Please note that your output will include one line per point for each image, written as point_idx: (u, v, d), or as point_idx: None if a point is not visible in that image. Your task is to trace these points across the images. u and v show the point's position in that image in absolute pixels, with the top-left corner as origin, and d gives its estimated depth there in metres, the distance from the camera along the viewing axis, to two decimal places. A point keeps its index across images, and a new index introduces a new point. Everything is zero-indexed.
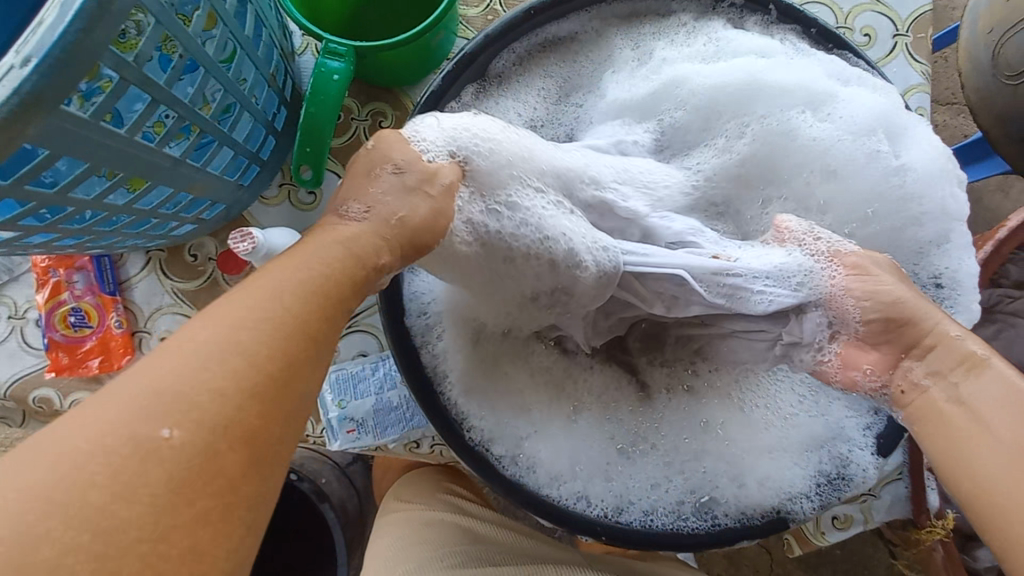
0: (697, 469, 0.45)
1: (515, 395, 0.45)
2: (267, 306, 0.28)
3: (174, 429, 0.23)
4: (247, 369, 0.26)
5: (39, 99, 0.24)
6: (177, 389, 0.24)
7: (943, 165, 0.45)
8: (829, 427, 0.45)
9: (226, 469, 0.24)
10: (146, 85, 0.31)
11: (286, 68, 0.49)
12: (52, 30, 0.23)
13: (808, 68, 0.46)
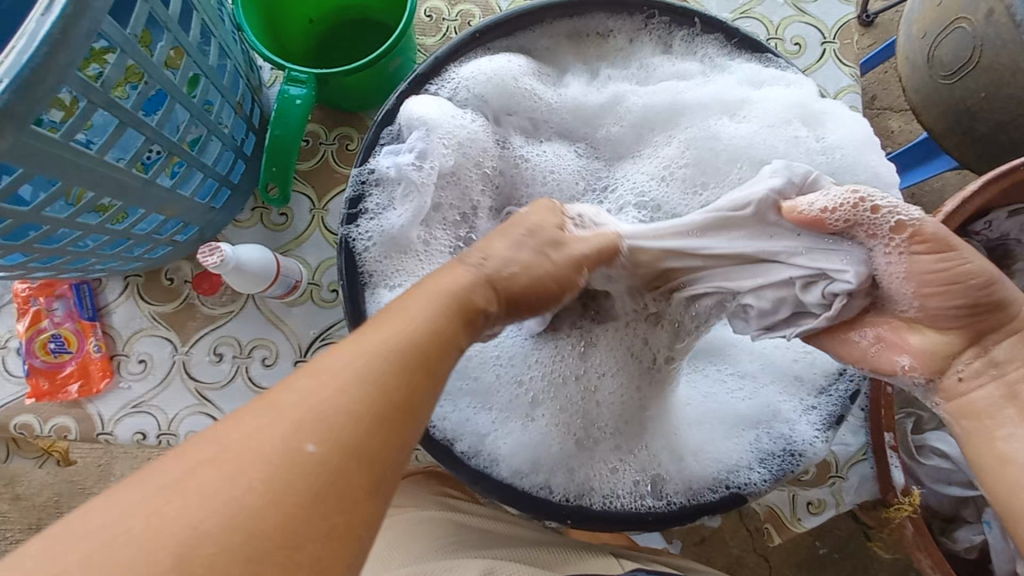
0: (645, 448, 0.46)
1: (479, 388, 0.47)
2: (394, 343, 0.27)
3: (318, 446, 0.23)
4: (377, 396, 0.25)
5: (9, 112, 0.27)
6: (312, 416, 0.24)
7: (863, 138, 0.49)
8: (762, 407, 0.47)
9: (351, 490, 0.23)
10: (113, 108, 0.34)
11: (253, 97, 0.53)
12: (21, 54, 0.26)
13: (722, 81, 0.52)
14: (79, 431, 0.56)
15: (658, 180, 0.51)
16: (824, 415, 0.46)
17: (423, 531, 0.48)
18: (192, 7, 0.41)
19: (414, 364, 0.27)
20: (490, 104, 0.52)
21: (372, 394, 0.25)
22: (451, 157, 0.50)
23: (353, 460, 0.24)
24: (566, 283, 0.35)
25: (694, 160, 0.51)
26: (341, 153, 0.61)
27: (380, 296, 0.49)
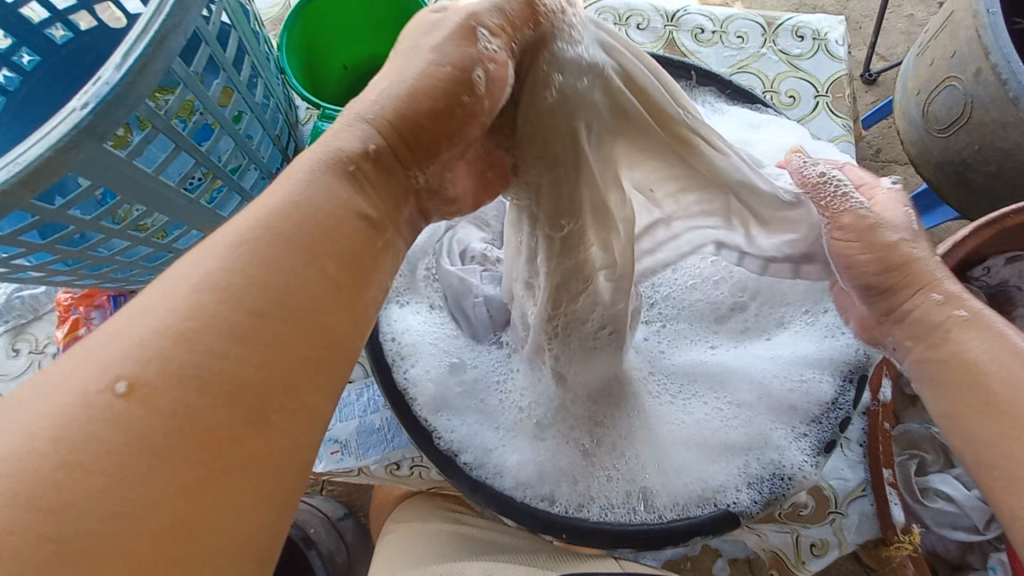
0: (635, 458, 0.49)
1: (487, 407, 0.51)
2: (243, 253, 0.26)
3: (131, 382, 0.23)
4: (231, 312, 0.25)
5: (90, 131, 0.31)
6: (159, 345, 0.24)
7: None
8: (754, 435, 0.50)
9: (215, 422, 0.23)
10: (173, 134, 0.39)
11: (289, 132, 0.58)
12: (107, 84, 0.31)
13: (723, 124, 0.56)
14: None
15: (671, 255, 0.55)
16: (810, 443, 0.49)
17: (429, 540, 0.51)
18: (245, 51, 0.46)
19: (284, 253, 0.27)
20: None
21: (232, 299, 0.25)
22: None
23: (189, 387, 0.23)
24: (464, 66, 0.31)
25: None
26: None
27: (390, 312, 0.53)
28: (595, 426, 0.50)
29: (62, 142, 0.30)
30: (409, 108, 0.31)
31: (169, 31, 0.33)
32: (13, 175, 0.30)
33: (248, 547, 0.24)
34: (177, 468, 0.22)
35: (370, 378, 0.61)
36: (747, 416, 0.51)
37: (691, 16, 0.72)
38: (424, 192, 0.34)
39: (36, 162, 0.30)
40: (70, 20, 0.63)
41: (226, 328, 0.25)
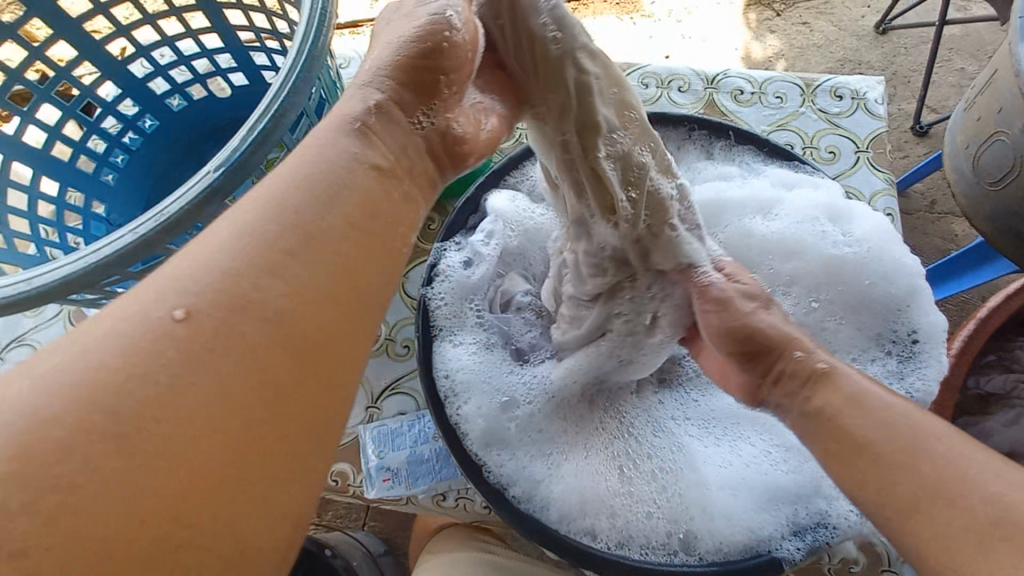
0: (678, 495, 0.51)
1: (537, 441, 0.54)
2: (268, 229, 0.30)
3: (190, 312, 0.26)
4: (250, 279, 0.28)
5: (219, 188, 0.38)
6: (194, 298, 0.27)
7: (885, 232, 0.55)
8: (803, 482, 0.51)
9: (231, 382, 0.26)
10: None
11: None
12: (235, 151, 0.38)
13: (759, 184, 0.59)
14: None
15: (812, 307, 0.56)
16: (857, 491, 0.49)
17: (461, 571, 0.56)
18: None
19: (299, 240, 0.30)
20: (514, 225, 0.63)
21: (274, 231, 0.30)
22: (516, 239, 0.63)
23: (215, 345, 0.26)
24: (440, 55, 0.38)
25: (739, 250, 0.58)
26: (424, 232, 0.73)
27: (446, 349, 0.56)
28: (636, 458, 0.54)
29: (198, 198, 0.37)
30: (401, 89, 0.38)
31: (287, 110, 0.40)
32: (160, 225, 0.37)
33: (266, 503, 0.26)
34: (197, 423, 0.25)
35: (421, 410, 0.64)
36: (791, 462, 0.53)
37: (730, 79, 0.77)
38: (435, 136, 0.40)
39: (176, 214, 0.37)
40: (186, 92, 0.74)
41: (268, 258, 0.29)
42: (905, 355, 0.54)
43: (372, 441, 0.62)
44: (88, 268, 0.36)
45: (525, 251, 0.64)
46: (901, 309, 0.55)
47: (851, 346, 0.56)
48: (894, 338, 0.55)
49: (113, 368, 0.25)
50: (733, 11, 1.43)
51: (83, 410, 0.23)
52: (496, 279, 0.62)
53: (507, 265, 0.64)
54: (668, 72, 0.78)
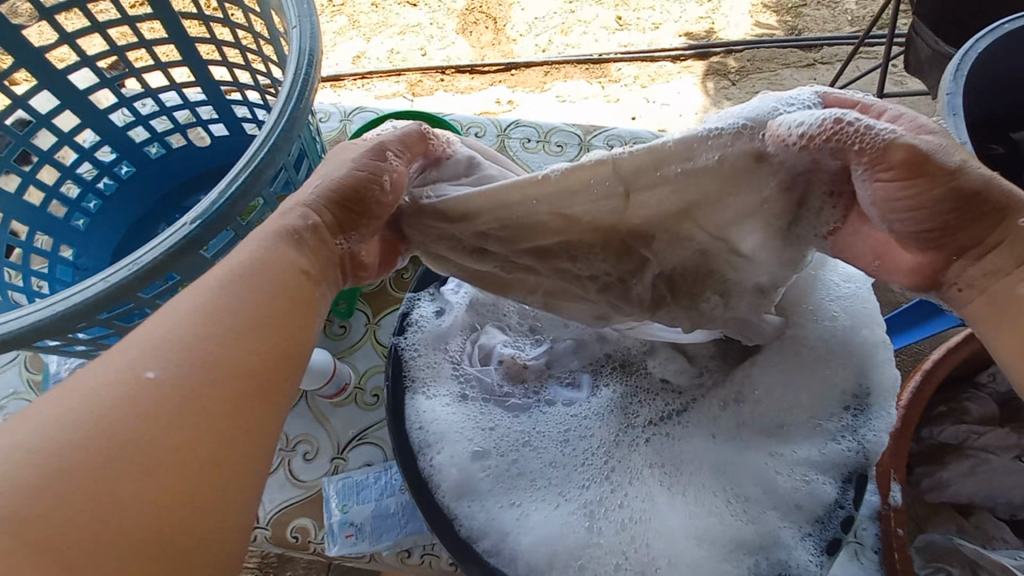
0: (645, 544, 0.51)
1: (505, 491, 0.54)
2: (212, 288, 0.36)
3: (157, 373, 0.32)
4: (199, 332, 0.34)
5: (194, 240, 0.39)
6: (157, 342, 0.33)
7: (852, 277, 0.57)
8: (764, 533, 0.50)
9: (183, 410, 0.31)
10: (249, 240, 0.47)
11: None
12: (212, 205, 0.39)
13: None
14: None
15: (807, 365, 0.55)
16: (818, 543, 0.50)
17: None
18: (312, 172, 0.56)
19: (243, 297, 0.36)
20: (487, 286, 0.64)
21: (213, 298, 0.35)
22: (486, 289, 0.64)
23: (172, 379, 0.32)
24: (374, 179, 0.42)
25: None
26: (397, 281, 0.74)
27: (419, 400, 0.57)
28: (601, 507, 0.53)
29: (173, 249, 0.38)
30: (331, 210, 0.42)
31: (266, 166, 0.41)
32: (130, 274, 0.37)
33: (226, 527, 0.31)
34: (152, 445, 0.30)
35: (388, 462, 0.63)
36: (750, 511, 0.52)
37: None
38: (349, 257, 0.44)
39: (149, 265, 0.37)
40: (165, 141, 0.76)
41: (211, 321, 0.34)
42: (860, 411, 0.54)
43: (335, 494, 0.61)
44: (55, 317, 0.36)
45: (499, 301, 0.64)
46: (864, 364, 0.54)
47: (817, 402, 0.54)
48: (852, 393, 0.54)
49: (91, 411, 0.30)
50: (693, 79, 1.54)
51: (71, 461, 0.28)
52: (466, 335, 0.62)
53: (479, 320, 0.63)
54: (632, 135, 0.83)
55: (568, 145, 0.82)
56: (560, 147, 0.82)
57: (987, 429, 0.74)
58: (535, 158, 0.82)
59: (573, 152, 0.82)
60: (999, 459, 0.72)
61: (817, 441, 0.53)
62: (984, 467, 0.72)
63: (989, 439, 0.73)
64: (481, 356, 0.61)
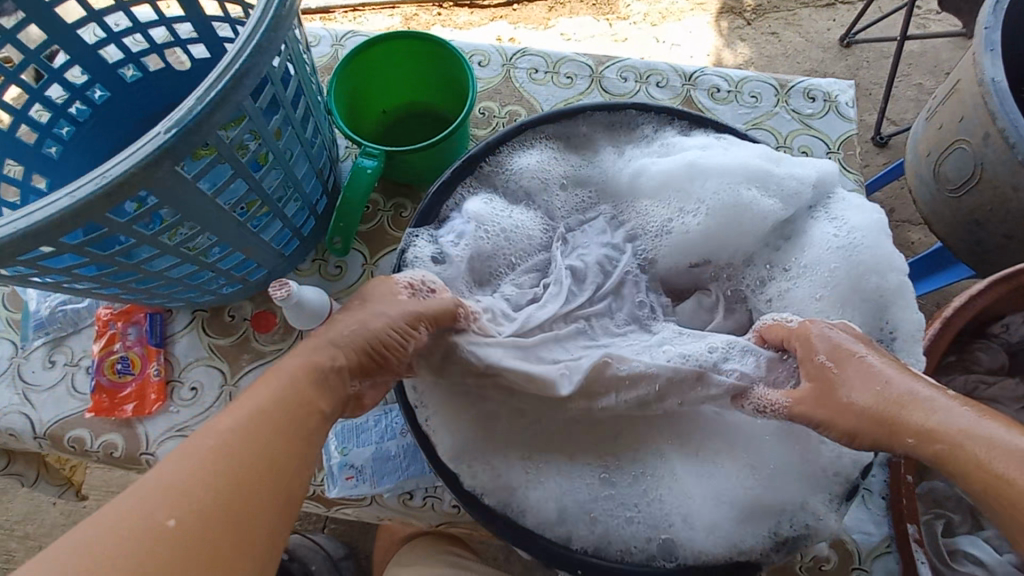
0: (658, 501, 0.51)
1: (521, 448, 0.53)
2: (233, 427, 0.38)
3: (178, 519, 0.33)
4: (220, 469, 0.36)
5: (172, 151, 0.35)
6: (179, 484, 0.34)
7: (878, 229, 0.56)
8: (784, 494, 0.50)
9: (200, 550, 0.33)
10: (233, 160, 0.43)
11: (331, 166, 0.62)
12: (190, 111, 0.35)
13: (744, 153, 0.59)
14: (124, 449, 0.60)
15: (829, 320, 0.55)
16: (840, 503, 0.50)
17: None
18: (302, 92, 0.51)
19: (260, 432, 0.38)
20: (495, 228, 0.60)
21: (235, 436, 0.37)
22: (490, 241, 0.60)
23: (192, 521, 0.33)
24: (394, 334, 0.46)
25: (719, 227, 0.60)
26: (395, 219, 0.70)
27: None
28: (616, 467, 0.53)
29: (147, 160, 0.34)
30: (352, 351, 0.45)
31: (248, 71, 0.37)
32: (100, 188, 0.33)
33: None
34: None
35: (388, 405, 0.61)
36: (766, 467, 0.51)
37: (707, 77, 0.76)
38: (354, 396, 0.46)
39: (120, 177, 0.33)
40: (140, 63, 0.68)
41: (230, 460, 0.36)
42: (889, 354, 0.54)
43: (335, 436, 0.59)
44: (17, 236, 0.33)
45: (501, 250, 0.61)
46: (886, 305, 0.55)
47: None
48: (878, 336, 0.55)
49: (116, 551, 0.31)
50: (706, 18, 1.44)
51: None
52: (471, 285, 0.60)
53: (482, 273, 0.61)
54: (647, 67, 0.77)
55: (578, 77, 0.76)
56: (570, 79, 0.76)
57: (995, 379, 0.73)
58: (543, 91, 0.76)
59: (583, 85, 0.76)
60: (1005, 409, 0.72)
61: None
62: None
63: (997, 389, 0.73)
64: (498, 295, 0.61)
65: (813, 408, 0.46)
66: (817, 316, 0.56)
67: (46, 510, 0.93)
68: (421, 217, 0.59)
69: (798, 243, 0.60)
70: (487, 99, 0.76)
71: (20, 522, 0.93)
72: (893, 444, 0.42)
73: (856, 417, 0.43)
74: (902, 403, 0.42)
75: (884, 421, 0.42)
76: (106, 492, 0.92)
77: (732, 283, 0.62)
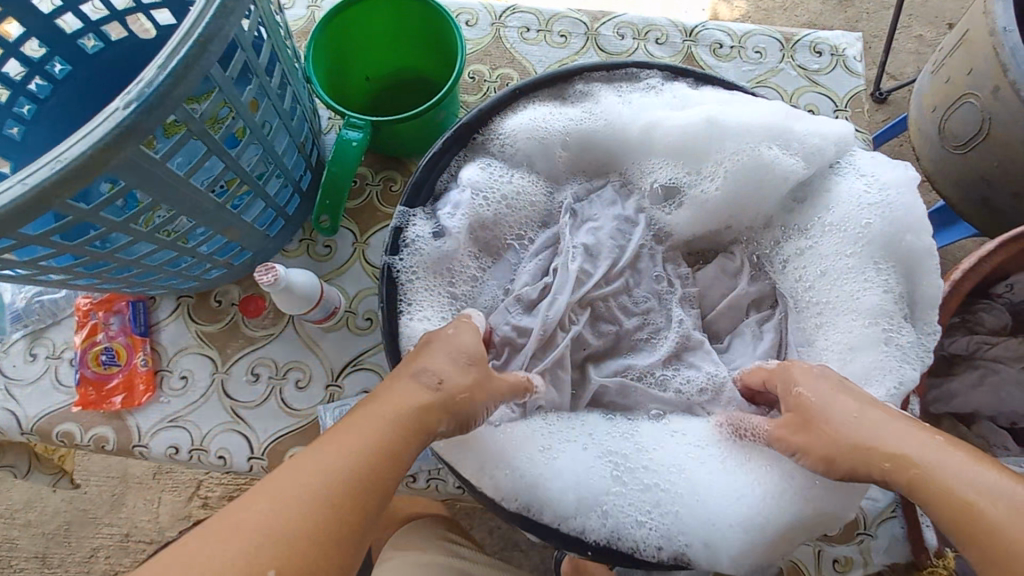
0: (672, 510, 0.50)
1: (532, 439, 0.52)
2: (334, 468, 0.36)
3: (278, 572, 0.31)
4: (320, 518, 0.34)
5: (133, 129, 0.31)
6: (278, 531, 0.32)
7: (909, 186, 0.53)
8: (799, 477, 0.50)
9: None
10: (205, 137, 0.39)
11: (314, 140, 0.58)
12: (149, 83, 0.31)
13: (764, 109, 0.57)
14: (116, 442, 0.58)
15: (845, 279, 0.54)
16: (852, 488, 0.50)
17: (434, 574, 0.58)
18: (278, 58, 0.47)
19: (356, 479, 0.36)
20: (499, 197, 0.58)
21: (335, 479, 0.35)
22: (491, 210, 0.58)
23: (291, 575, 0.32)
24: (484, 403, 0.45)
25: (737, 188, 0.58)
26: (385, 194, 0.66)
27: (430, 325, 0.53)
28: (629, 471, 0.52)
29: (105, 141, 0.31)
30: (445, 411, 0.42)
31: (214, 35, 0.33)
32: (56, 173, 0.30)
33: None
34: None
35: None
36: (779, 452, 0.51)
37: (710, 32, 0.72)
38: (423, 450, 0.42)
39: (78, 160, 0.30)
40: (102, 31, 0.60)
41: (330, 508, 0.34)
42: (913, 320, 0.53)
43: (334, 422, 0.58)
44: None
45: (502, 220, 0.59)
46: (910, 266, 0.53)
47: (879, 307, 0.52)
48: (906, 302, 0.53)
49: None
50: None
51: None
52: (477, 254, 0.59)
53: (487, 240, 0.59)
54: (645, 22, 0.73)
55: (572, 35, 0.72)
56: (564, 38, 0.72)
57: (999, 340, 0.71)
58: (536, 52, 0.72)
59: (579, 44, 0.72)
60: (1008, 370, 0.70)
61: (889, 358, 0.51)
62: (992, 377, 0.71)
63: (1000, 350, 0.71)
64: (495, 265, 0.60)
65: (795, 433, 0.45)
66: (842, 274, 0.54)
67: (45, 497, 0.92)
68: (415, 188, 0.56)
69: (819, 201, 0.57)
70: (477, 62, 0.71)
71: (20, 510, 0.92)
72: (867, 470, 0.41)
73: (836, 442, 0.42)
74: (884, 434, 0.41)
75: (865, 448, 0.41)
76: (106, 477, 0.91)
77: (753, 246, 0.61)
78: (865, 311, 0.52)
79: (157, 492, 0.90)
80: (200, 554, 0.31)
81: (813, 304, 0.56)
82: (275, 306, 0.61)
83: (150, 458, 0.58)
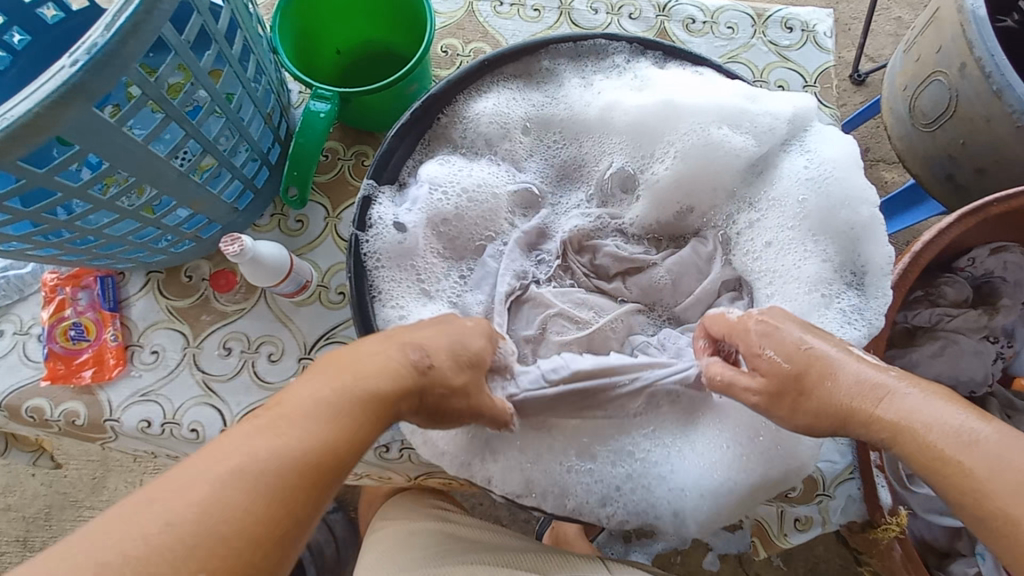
0: (641, 475, 0.53)
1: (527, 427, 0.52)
2: (344, 379, 0.35)
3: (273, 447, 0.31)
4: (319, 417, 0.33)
5: (82, 87, 0.31)
6: (281, 418, 0.32)
7: (851, 158, 0.55)
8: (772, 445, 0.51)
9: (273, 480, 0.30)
10: (163, 103, 0.39)
11: (282, 113, 0.58)
12: (97, 41, 0.31)
13: (719, 90, 0.57)
14: (87, 416, 0.58)
15: (779, 250, 0.56)
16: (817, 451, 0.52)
17: (414, 539, 0.56)
18: (238, 25, 0.46)
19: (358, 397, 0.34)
20: (463, 185, 0.57)
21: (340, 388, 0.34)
22: (450, 205, 0.57)
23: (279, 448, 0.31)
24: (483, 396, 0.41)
25: (688, 166, 0.58)
26: (357, 168, 0.66)
27: (387, 315, 0.54)
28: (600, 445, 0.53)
29: (52, 98, 0.30)
30: (441, 387, 0.38)
31: None
32: (1, 131, 0.30)
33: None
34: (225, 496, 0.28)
35: None
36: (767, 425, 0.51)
37: (682, 7, 0.72)
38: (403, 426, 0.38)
39: (24, 118, 0.30)
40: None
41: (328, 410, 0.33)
42: (860, 290, 0.54)
43: None
44: None
45: (464, 215, 0.58)
46: (858, 240, 0.54)
47: (817, 277, 0.54)
48: (850, 271, 0.55)
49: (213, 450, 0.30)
50: None
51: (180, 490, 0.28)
52: (441, 252, 0.58)
53: (451, 236, 0.58)
54: None
55: (546, 9, 0.72)
56: (537, 12, 0.72)
57: (959, 312, 0.73)
58: (509, 26, 0.71)
59: (552, 18, 0.71)
60: (967, 340, 0.73)
61: (833, 321, 0.52)
62: (953, 348, 0.73)
63: (960, 321, 0.73)
64: (468, 264, 0.59)
65: None
66: (787, 247, 0.56)
67: (23, 482, 0.91)
68: (378, 167, 0.56)
69: (767, 176, 0.59)
70: (449, 36, 0.71)
71: None
72: None
73: (795, 411, 0.41)
74: None
75: None
76: (85, 460, 0.90)
77: (713, 219, 0.61)
78: (815, 284, 0.54)
79: (138, 475, 0.90)
80: (116, 552, 0.26)
81: (761, 273, 0.57)
82: (247, 281, 0.61)
83: (122, 432, 0.58)
